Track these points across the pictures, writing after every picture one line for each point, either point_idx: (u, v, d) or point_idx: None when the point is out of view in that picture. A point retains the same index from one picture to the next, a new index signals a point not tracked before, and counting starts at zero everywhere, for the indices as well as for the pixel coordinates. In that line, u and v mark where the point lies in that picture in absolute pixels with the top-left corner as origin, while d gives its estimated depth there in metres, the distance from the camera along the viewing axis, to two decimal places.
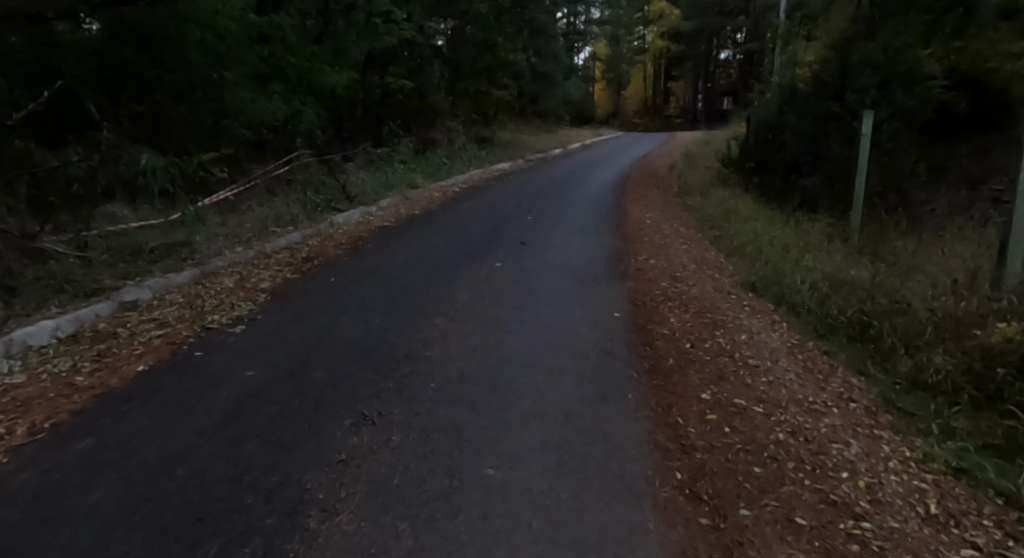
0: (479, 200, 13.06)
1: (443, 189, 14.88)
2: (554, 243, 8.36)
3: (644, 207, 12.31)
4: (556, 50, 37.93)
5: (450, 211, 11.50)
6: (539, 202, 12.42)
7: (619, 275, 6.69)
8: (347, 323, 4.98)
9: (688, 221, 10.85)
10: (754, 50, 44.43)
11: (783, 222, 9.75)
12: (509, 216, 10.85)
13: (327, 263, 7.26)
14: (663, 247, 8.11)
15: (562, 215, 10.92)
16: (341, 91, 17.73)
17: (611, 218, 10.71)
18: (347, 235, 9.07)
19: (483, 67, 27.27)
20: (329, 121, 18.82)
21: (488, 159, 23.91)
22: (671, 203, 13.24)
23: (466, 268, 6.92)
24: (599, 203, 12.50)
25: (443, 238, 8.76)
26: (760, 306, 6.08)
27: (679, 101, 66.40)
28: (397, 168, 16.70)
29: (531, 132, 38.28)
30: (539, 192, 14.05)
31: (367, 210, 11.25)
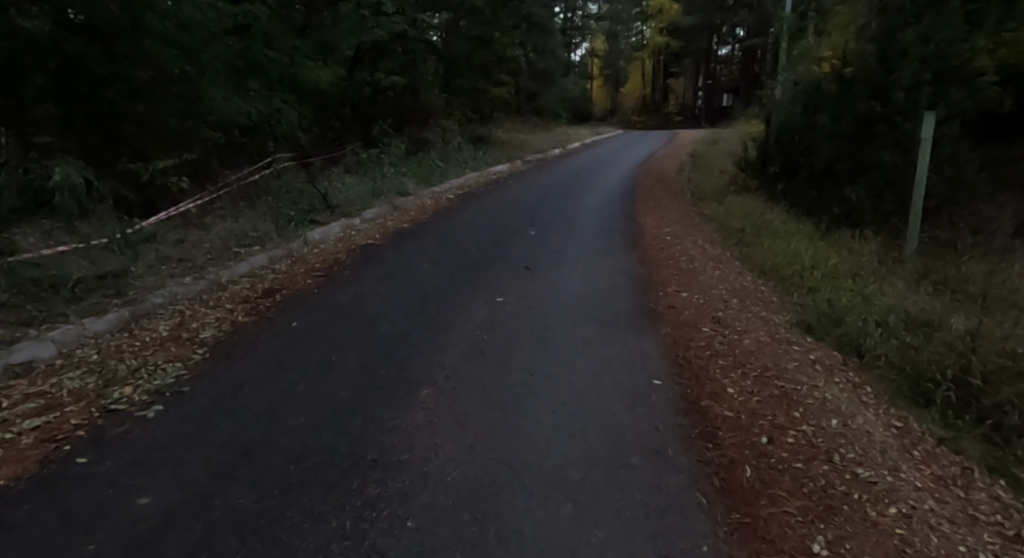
0: (477, 209, 11.83)
1: (436, 197, 13.69)
2: (564, 268, 7.15)
3: (660, 218, 11.08)
4: (554, 46, 36.74)
5: (444, 224, 10.26)
6: (543, 213, 11.19)
7: (649, 315, 5.48)
8: (303, 400, 3.76)
9: (711, 235, 9.65)
10: (757, 45, 43.38)
11: (821, 240, 8.61)
12: (511, 229, 9.64)
13: (293, 296, 6.03)
14: (694, 273, 6.90)
15: (570, 229, 9.69)
16: (327, 89, 16.52)
17: (625, 233, 9.48)
18: (323, 255, 7.84)
19: (479, 62, 26.03)
20: (315, 121, 17.59)
21: (485, 160, 22.72)
22: (687, 213, 12.02)
23: (461, 306, 5.70)
24: (608, 213, 11.27)
25: (435, 261, 7.53)
26: (829, 357, 4.88)
27: (678, 98, 65.23)
28: (386, 172, 15.50)
29: (528, 130, 37.07)
30: (542, 201, 12.83)
31: (350, 222, 10.07)
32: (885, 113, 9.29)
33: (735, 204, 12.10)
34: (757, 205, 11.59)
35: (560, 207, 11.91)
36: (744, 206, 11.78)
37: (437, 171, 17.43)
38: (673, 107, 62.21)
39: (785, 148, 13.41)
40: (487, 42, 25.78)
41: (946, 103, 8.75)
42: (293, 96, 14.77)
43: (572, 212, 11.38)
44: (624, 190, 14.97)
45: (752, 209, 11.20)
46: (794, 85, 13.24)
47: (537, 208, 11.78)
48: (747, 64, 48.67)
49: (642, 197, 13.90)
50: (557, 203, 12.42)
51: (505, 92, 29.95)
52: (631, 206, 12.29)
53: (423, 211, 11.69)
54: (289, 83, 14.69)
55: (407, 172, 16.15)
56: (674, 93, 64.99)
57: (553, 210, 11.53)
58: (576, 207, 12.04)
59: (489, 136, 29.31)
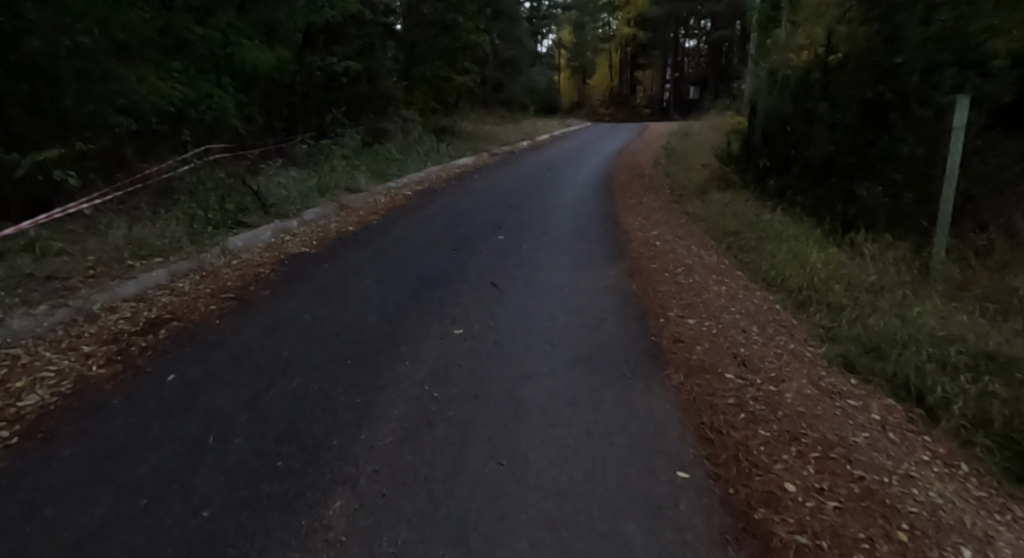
0: (437, 208, 10.44)
1: (392, 193, 12.26)
2: (539, 284, 5.84)
3: (643, 216, 9.86)
4: (520, 35, 35.38)
5: (398, 226, 8.84)
6: (513, 211, 9.88)
7: (653, 353, 4.23)
8: (138, 526, 2.35)
9: (705, 240, 8.45)
10: (727, 36, 42.88)
11: (830, 246, 7.55)
12: (475, 233, 8.29)
13: (186, 328, 4.58)
14: (697, 291, 5.67)
15: (543, 231, 8.39)
16: (272, 73, 14.89)
17: (608, 235, 8.21)
18: (244, 267, 6.38)
19: (441, 48, 24.48)
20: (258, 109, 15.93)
21: (448, 153, 21.34)
22: (672, 211, 10.84)
23: (407, 344, 4.34)
24: (585, 211, 10.02)
25: (380, 277, 6.12)
26: (895, 415, 3.69)
27: (646, 91, 64.55)
28: (337, 167, 13.95)
29: (495, 122, 35.65)
30: (511, 197, 11.50)
31: (287, 225, 8.60)
32: (896, 100, 8.20)
33: (723, 201, 11.00)
34: (748, 202, 10.50)
35: (532, 205, 10.61)
36: (734, 203, 10.66)
37: (394, 165, 15.95)
38: (642, 99, 61.46)
39: (774, 141, 12.35)
40: (449, 27, 24.24)
41: (967, 88, 7.69)
42: (230, 80, 13.14)
43: (544, 209, 10.10)
44: (600, 185, 13.74)
45: (744, 208, 10.09)
46: (782, 72, 12.13)
47: (505, 206, 10.46)
48: (715, 55, 48.04)
49: (620, 194, 12.69)
50: (528, 200, 11.10)
51: (470, 82, 28.46)
52: (611, 203, 11.06)
53: (375, 210, 10.25)
54: (223, 64, 12.99)
55: (360, 166, 14.62)
56: (642, 85, 64.22)
57: (524, 208, 10.21)
58: (549, 204, 10.75)
59: (454, 127, 27.80)
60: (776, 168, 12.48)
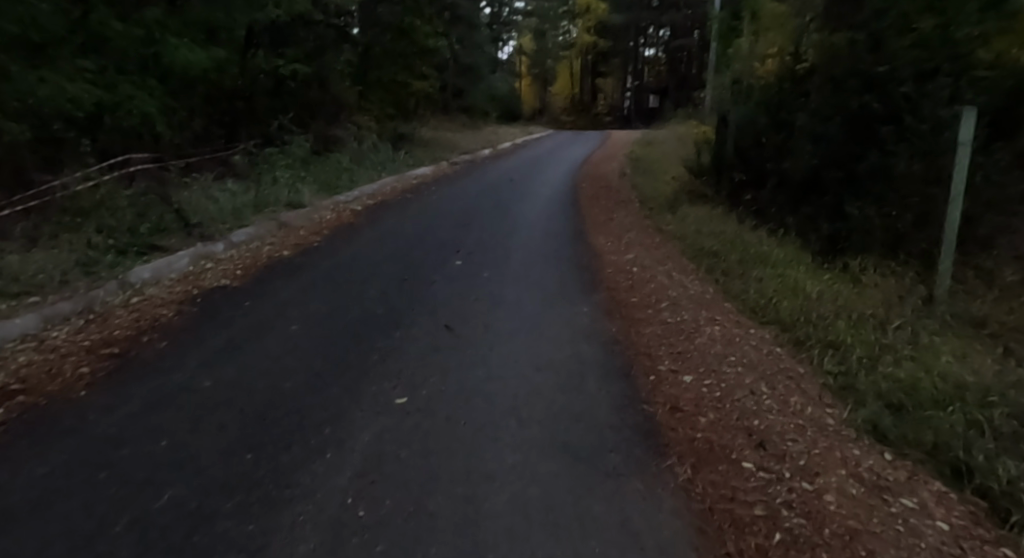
0: (388, 227, 9.41)
1: (340, 208, 11.18)
2: (502, 328, 4.90)
3: (614, 234, 9.06)
4: (480, 40, 34.65)
5: (342, 250, 7.78)
6: (473, 231, 8.93)
7: (647, 430, 3.33)
8: None
9: (686, 264, 7.69)
10: (687, 45, 43.10)
11: (818, 274, 6.90)
12: (429, 259, 7.31)
13: (38, 402, 3.48)
14: (688, 335, 4.83)
15: (507, 255, 7.46)
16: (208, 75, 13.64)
17: (579, 259, 7.33)
18: (144, 306, 5.27)
19: (397, 52, 23.40)
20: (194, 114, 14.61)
21: (406, 162, 20.33)
22: (645, 228, 10.08)
23: (333, 427, 3.34)
24: (553, 229, 9.15)
25: (312, 320, 5.08)
26: (955, 514, 2.89)
27: (607, 98, 64.61)
28: (281, 180, 12.77)
29: (456, 129, 34.66)
30: (472, 213, 10.55)
31: (212, 250, 7.46)
32: (883, 111, 7.64)
33: (699, 218, 10.31)
34: (725, 220, 9.84)
35: (494, 222, 9.69)
36: (710, 220, 10.00)
37: (345, 176, 14.83)
38: (603, 107, 61.43)
39: (748, 153, 11.76)
40: (405, 30, 23.19)
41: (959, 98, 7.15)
42: (158, 82, 11.87)
43: (507, 227, 9.19)
44: (566, 199, 12.92)
45: (722, 225, 9.41)
46: (756, 80, 11.56)
47: (463, 224, 9.51)
48: (675, 64, 48.23)
49: (588, 208, 11.88)
50: (490, 216, 10.17)
51: (429, 87, 27.43)
52: (580, 219, 10.23)
53: (318, 229, 9.15)
54: (148, 64, 11.68)
55: (307, 178, 13.46)
56: (603, 93, 64.25)
57: (486, 226, 9.28)
58: (513, 220, 9.85)
59: (412, 134, 26.71)
60: (751, 183, 11.90)
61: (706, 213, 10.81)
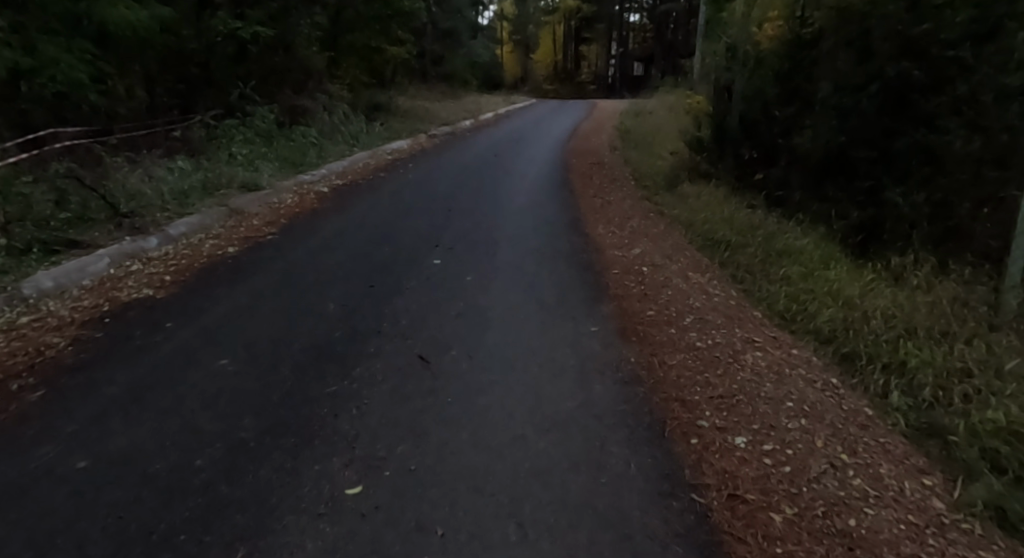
0: (357, 214, 8.24)
1: (303, 190, 9.98)
2: (491, 362, 3.84)
3: (614, 221, 8.00)
4: (458, 3, 32.92)
5: (299, 247, 6.62)
6: (453, 220, 7.81)
7: (711, 543, 2.31)
8: None
9: (700, 262, 6.70)
10: (673, 9, 41.73)
11: (856, 277, 5.95)
12: (401, 258, 6.20)
13: None
14: (726, 368, 3.82)
15: (494, 252, 6.37)
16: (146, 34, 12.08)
17: (577, 256, 6.27)
18: (32, 331, 4.11)
19: (370, 15, 21.79)
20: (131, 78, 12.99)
21: (381, 134, 18.99)
22: (645, 212, 9.04)
23: (251, 547, 2.26)
24: (545, 216, 8.06)
25: (247, 352, 3.96)
26: None
27: (590, 66, 62.83)
28: (238, 159, 11.51)
29: (435, 98, 33.01)
30: (452, 197, 9.39)
31: (143, 246, 6.24)
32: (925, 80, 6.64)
33: (704, 201, 9.33)
34: (735, 204, 8.88)
35: (477, 208, 8.56)
36: (717, 205, 9.03)
37: (312, 150, 13.56)
38: (587, 75, 59.70)
39: (755, 128, 10.75)
40: None
41: None
42: (93, 44, 10.45)
43: (492, 215, 8.07)
44: (556, 177, 11.79)
45: (733, 211, 8.43)
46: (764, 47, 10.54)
47: (443, 211, 8.38)
48: (661, 31, 46.70)
49: (580, 188, 10.78)
50: (473, 201, 9.04)
51: (405, 54, 25.84)
52: (574, 203, 9.14)
53: (275, 217, 7.95)
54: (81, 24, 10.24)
55: (269, 156, 12.22)
56: (587, 61, 62.38)
57: (468, 214, 8.14)
58: (499, 205, 8.73)
59: (388, 104, 25.18)
60: (761, 161, 10.92)
61: (711, 195, 9.84)
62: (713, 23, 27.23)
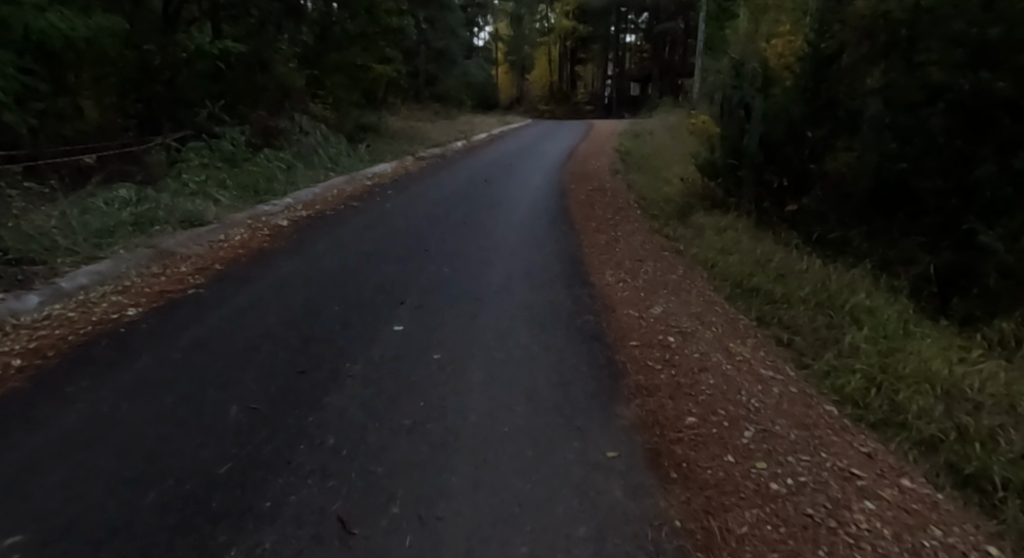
0: (313, 257, 6.80)
1: (256, 226, 8.57)
2: (451, 535, 2.35)
3: (623, 265, 6.61)
4: (450, 21, 31.97)
5: (225, 305, 5.15)
6: (427, 267, 6.37)
7: None
8: None
9: (736, 323, 5.30)
10: (670, 28, 41.10)
11: (945, 353, 4.58)
12: (353, 324, 4.75)
13: None
14: (831, 544, 2.33)
15: (474, 315, 4.94)
16: (81, 45, 10.75)
17: (580, 321, 4.82)
18: None
19: (356, 31, 20.64)
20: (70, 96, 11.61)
21: (365, 157, 17.71)
22: (658, 250, 7.67)
23: None
24: (540, 261, 6.65)
25: (58, 512, 2.42)
26: None
27: (586, 86, 62.13)
28: (189, 189, 10.15)
29: (426, 117, 31.77)
30: (432, 234, 7.97)
31: (15, 307, 4.74)
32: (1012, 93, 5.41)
33: (726, 240, 8.02)
34: (762, 246, 7.56)
35: (459, 249, 7.15)
36: (741, 246, 7.71)
37: (281, 176, 12.23)
38: (583, 95, 58.91)
39: (781, 151, 9.52)
40: (366, 6, 20.47)
41: None
42: (6, 53, 9.05)
43: (476, 260, 6.65)
44: (553, 207, 10.42)
45: (762, 255, 7.11)
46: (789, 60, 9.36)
47: (418, 253, 6.95)
48: (658, 50, 45.98)
49: (580, 219, 9.40)
50: (455, 239, 7.64)
51: (394, 72, 24.69)
52: (575, 240, 7.75)
53: (210, 261, 6.49)
54: (6, 32, 8.95)
55: (228, 184, 10.85)
56: (583, 80, 61.64)
57: (447, 258, 6.72)
58: (485, 246, 7.31)
59: (376, 125, 23.93)
60: (790, 190, 9.68)
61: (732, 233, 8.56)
62: (714, 41, 26.30)
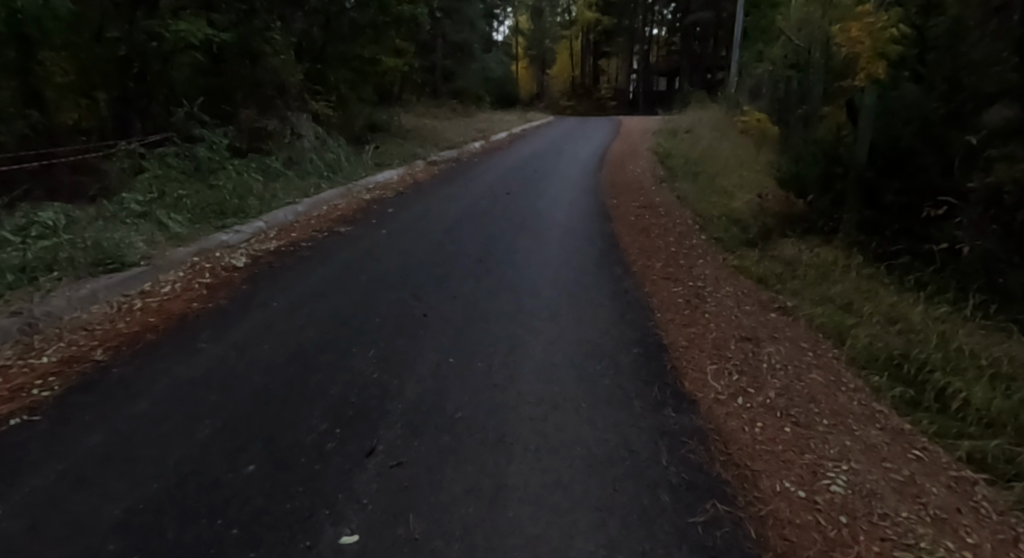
0: (258, 335, 4.55)
1: (201, 267, 6.37)
2: None
3: (728, 352, 4.27)
4: (469, 12, 29.85)
5: (52, 464, 2.84)
6: (422, 365, 4.08)
7: None
8: None
9: (975, 500, 2.88)
10: (703, 18, 38.44)
11: None
12: (269, 529, 2.45)
13: None
14: None
15: (499, 506, 2.61)
16: None
17: (703, 533, 2.43)
18: None
19: (365, 21, 18.49)
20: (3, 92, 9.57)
21: (370, 162, 15.58)
22: (761, 313, 5.32)
23: None
24: (597, 349, 4.31)
25: None
26: None
27: (611, 80, 59.50)
28: (134, 210, 8.03)
29: (443, 114, 29.62)
30: (435, 292, 5.67)
31: None
32: None
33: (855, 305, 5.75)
34: (916, 325, 5.21)
35: (473, 321, 4.86)
36: (881, 322, 5.37)
37: (257, 189, 10.08)
38: (606, 90, 56.09)
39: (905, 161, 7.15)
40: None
41: None
42: None
43: (500, 346, 4.35)
44: (595, 234, 8.08)
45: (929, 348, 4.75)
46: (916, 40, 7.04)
47: (412, 331, 4.66)
48: (688, 43, 43.01)
49: (636, 256, 7.02)
50: (469, 300, 5.35)
51: (406, 66, 22.42)
52: (641, 298, 5.42)
53: (92, 345, 4.22)
54: None
55: (186, 201, 8.71)
56: (607, 75, 59.10)
57: (454, 345, 4.41)
58: (510, 316, 4.98)
59: (386, 124, 21.72)
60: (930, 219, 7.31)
61: (851, 288, 6.22)
62: (758, 30, 23.49)
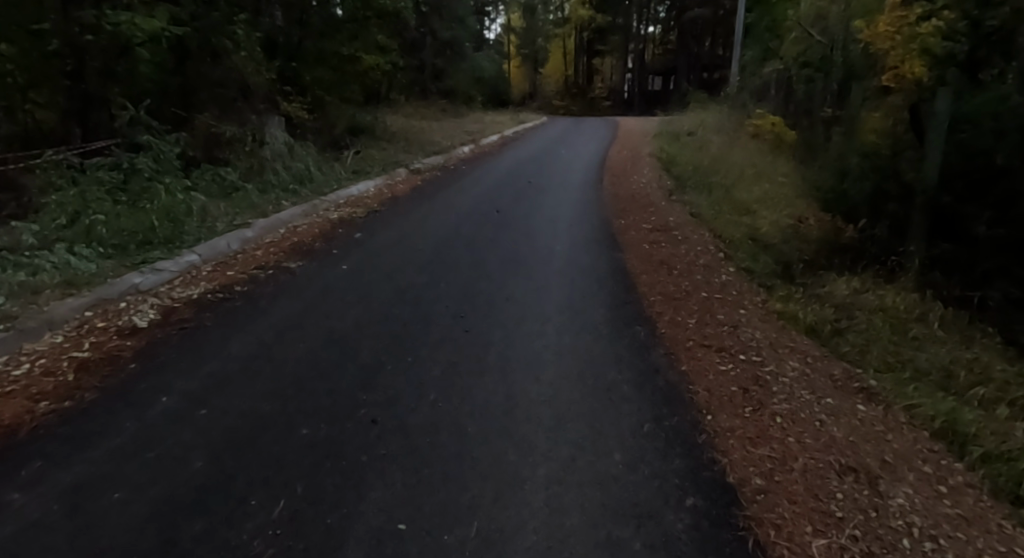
0: (113, 468, 2.97)
1: (88, 328, 4.77)
2: None
3: (837, 506, 2.73)
4: (459, 9, 28.42)
5: None
6: (354, 541, 2.49)
7: None
8: None
9: None
10: (699, 15, 37.17)
11: None
12: None
13: None
14: None
15: None
16: None
17: None
18: None
19: (344, 16, 16.96)
20: None
21: (347, 171, 14.07)
22: (848, 407, 3.81)
23: None
24: (632, 503, 2.76)
25: None
26: None
27: (604, 80, 58.12)
28: (32, 242, 6.43)
29: (432, 115, 28.11)
30: (396, 376, 4.11)
31: None
32: None
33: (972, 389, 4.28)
34: None
35: (444, 437, 3.31)
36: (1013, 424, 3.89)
37: (200, 210, 8.50)
38: (600, 89, 54.50)
39: None
40: None
41: None
42: None
43: (480, 496, 2.81)
44: (604, 271, 6.55)
45: None
46: None
47: (350, 459, 3.11)
48: (686, 42, 41.40)
49: (660, 305, 5.50)
50: (440, 395, 3.81)
51: (391, 64, 20.80)
52: (679, 385, 3.91)
53: None
54: None
55: (103, 227, 7.10)
56: (601, 74, 57.79)
57: (411, 494, 2.84)
58: (498, 427, 3.43)
59: (369, 128, 20.17)
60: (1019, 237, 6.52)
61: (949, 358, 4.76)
62: (764, 28, 22.10)
